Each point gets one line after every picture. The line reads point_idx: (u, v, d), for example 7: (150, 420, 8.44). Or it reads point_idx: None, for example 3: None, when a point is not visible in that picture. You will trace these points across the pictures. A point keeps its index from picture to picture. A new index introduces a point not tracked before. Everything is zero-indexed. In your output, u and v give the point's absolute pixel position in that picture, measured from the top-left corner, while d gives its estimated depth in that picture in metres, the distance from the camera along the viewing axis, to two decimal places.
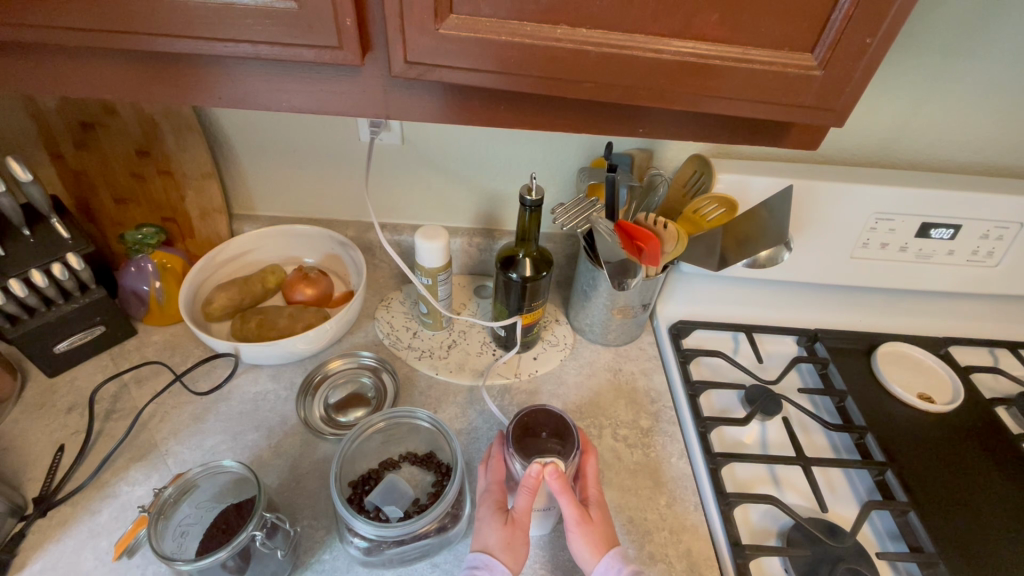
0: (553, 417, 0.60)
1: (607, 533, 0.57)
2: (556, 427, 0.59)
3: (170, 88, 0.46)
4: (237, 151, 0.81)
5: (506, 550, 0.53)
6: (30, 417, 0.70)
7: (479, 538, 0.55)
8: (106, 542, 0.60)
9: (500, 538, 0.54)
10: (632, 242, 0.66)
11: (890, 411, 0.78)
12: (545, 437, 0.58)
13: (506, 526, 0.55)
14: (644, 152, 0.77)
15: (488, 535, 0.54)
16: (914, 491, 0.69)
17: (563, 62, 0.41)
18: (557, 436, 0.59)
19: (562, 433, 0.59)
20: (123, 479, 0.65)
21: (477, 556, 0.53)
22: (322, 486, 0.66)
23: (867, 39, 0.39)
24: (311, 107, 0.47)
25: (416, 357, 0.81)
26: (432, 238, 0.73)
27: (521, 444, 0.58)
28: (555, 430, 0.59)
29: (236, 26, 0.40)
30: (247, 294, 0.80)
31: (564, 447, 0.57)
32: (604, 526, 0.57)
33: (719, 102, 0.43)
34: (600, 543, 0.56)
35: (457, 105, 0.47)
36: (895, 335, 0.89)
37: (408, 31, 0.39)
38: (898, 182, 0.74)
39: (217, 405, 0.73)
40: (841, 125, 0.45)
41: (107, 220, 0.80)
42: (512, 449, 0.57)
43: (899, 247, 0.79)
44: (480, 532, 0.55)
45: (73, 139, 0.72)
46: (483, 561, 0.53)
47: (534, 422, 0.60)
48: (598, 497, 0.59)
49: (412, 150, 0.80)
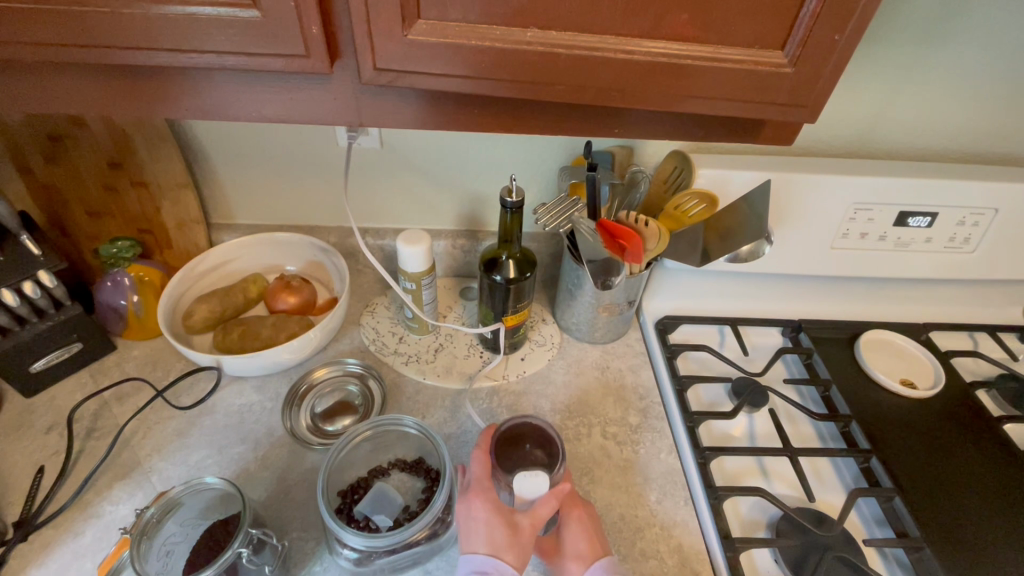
0: (536, 429, 0.65)
1: (591, 542, 0.58)
2: (540, 439, 0.64)
3: (136, 100, 0.45)
4: (212, 160, 0.79)
5: (511, 552, 0.53)
6: (8, 439, 0.68)
7: (482, 542, 0.53)
8: (90, 564, 0.59)
9: (503, 541, 0.53)
10: (614, 241, 0.66)
11: (874, 398, 0.79)
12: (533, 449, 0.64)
13: (509, 526, 0.54)
14: (623, 150, 0.77)
15: (491, 538, 0.53)
16: (897, 476, 0.70)
17: (536, 66, 0.40)
18: (541, 445, 0.64)
19: (546, 443, 0.63)
20: (106, 498, 0.64)
21: (484, 560, 0.52)
22: (310, 497, 0.66)
23: (836, 35, 0.39)
24: (282, 116, 0.47)
25: (403, 362, 0.81)
26: (413, 243, 0.72)
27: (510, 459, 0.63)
28: (540, 444, 0.64)
29: (199, 36, 0.39)
30: (229, 305, 0.79)
31: (548, 456, 0.62)
32: (587, 535, 0.58)
33: (693, 101, 0.43)
34: (582, 557, 0.57)
35: (430, 110, 0.46)
36: (877, 322, 0.90)
37: (376, 38, 0.39)
38: (875, 171, 0.75)
39: (201, 419, 0.72)
40: (814, 121, 0.45)
41: (81, 234, 0.79)
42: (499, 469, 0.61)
43: (878, 236, 0.80)
44: (483, 536, 0.53)
45: (39, 153, 0.71)
46: (494, 568, 0.51)
47: (518, 433, 0.65)
48: (580, 508, 0.61)
49: (391, 153, 0.79)
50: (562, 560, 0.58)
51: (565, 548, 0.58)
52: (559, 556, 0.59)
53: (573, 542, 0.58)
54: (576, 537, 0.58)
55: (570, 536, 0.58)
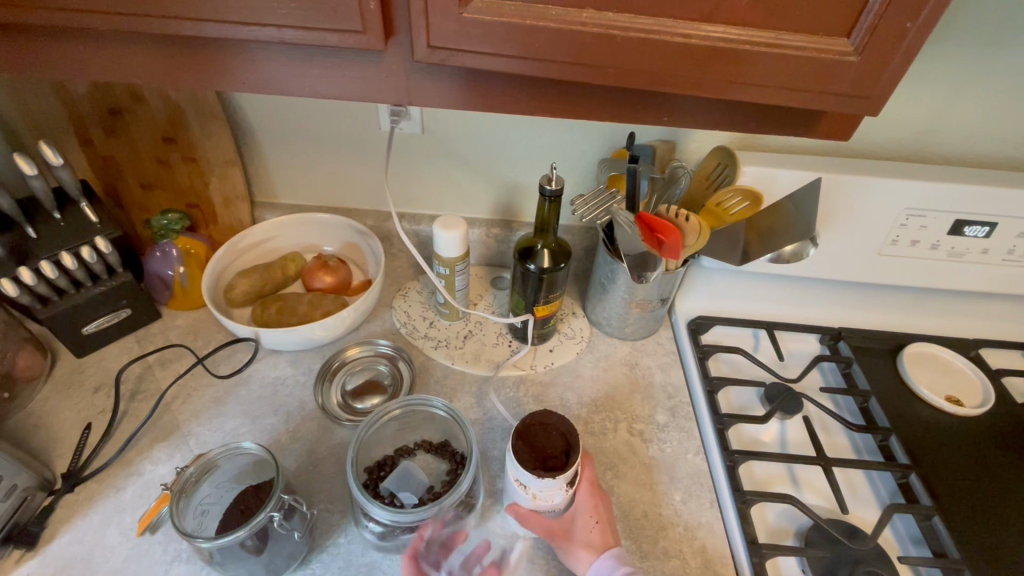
0: (558, 419, 0.59)
1: (604, 533, 0.58)
2: (562, 430, 0.59)
3: (195, 72, 0.46)
4: (259, 139, 0.82)
5: None
6: (59, 395, 0.72)
7: None
8: (130, 518, 0.62)
9: None
10: (654, 236, 0.65)
11: (916, 413, 0.76)
12: (551, 433, 0.59)
13: None
14: (666, 144, 0.76)
15: None
16: (938, 494, 0.67)
17: (589, 48, 0.40)
18: (564, 436, 0.58)
19: (568, 436, 0.58)
20: (147, 457, 0.67)
21: None
22: (337, 471, 0.67)
23: (906, 23, 0.37)
24: (334, 93, 0.48)
25: (432, 347, 0.81)
26: (450, 228, 0.73)
27: (526, 444, 0.58)
28: (559, 430, 0.59)
29: (261, 11, 0.40)
30: (268, 280, 0.81)
31: (567, 447, 0.57)
32: (601, 526, 0.59)
33: (750, 89, 0.42)
34: (592, 546, 0.58)
35: (479, 92, 0.46)
36: (922, 335, 0.86)
37: (432, 16, 0.39)
38: (931, 177, 0.72)
39: (237, 388, 0.74)
40: (877, 114, 0.43)
41: (133, 206, 0.82)
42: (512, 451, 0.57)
43: (930, 245, 0.76)
44: None
45: (101, 126, 0.74)
46: None
47: (542, 424, 0.59)
48: (598, 498, 0.60)
49: (432, 139, 0.80)
50: (571, 546, 0.58)
51: (576, 535, 0.58)
52: (569, 542, 0.58)
53: (586, 531, 0.58)
54: (589, 528, 0.58)
55: (583, 525, 0.58)
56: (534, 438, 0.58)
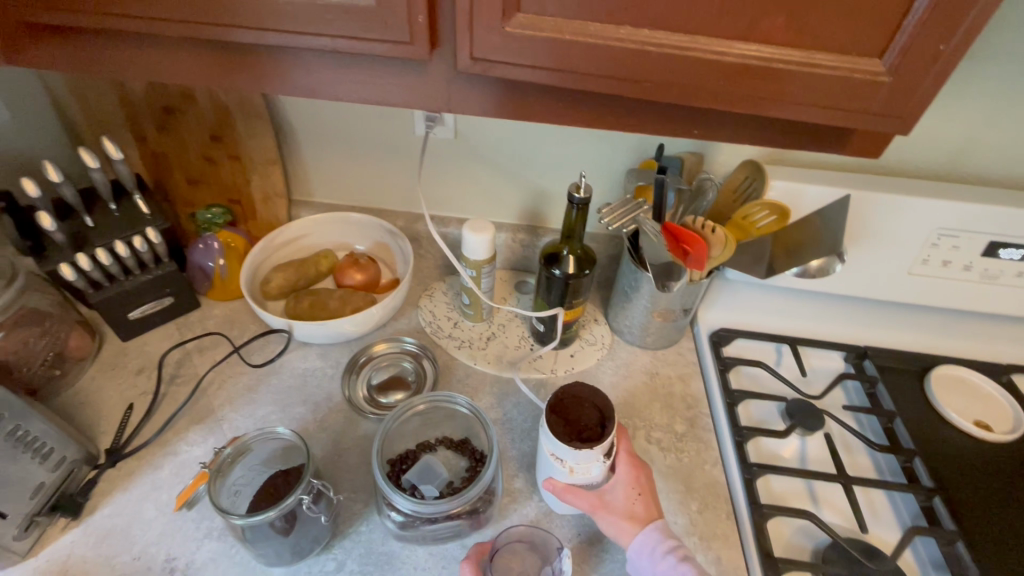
0: (592, 391, 0.60)
1: (647, 506, 0.60)
2: (596, 402, 0.60)
3: (251, 76, 0.50)
4: (300, 140, 0.85)
5: None
6: (105, 375, 0.76)
7: None
8: (166, 495, 0.65)
9: None
10: (678, 245, 0.66)
11: (941, 436, 0.75)
12: (585, 406, 0.60)
13: None
14: (694, 156, 0.76)
15: None
16: (962, 520, 0.66)
17: (625, 63, 0.41)
18: (599, 408, 0.59)
19: (603, 408, 0.59)
20: (183, 438, 0.70)
21: None
22: (361, 462, 0.70)
23: (939, 45, 0.38)
24: (378, 99, 0.50)
25: (456, 346, 0.83)
26: (479, 231, 0.75)
27: (560, 417, 0.59)
28: (592, 402, 0.60)
29: (318, 22, 0.43)
30: (302, 275, 0.85)
31: (602, 420, 0.58)
32: (643, 499, 0.60)
33: (781, 106, 0.43)
34: (636, 518, 0.59)
35: (516, 102, 0.49)
36: (952, 357, 0.85)
37: (476, 29, 0.41)
38: (965, 197, 0.71)
39: (269, 377, 0.77)
40: (908, 133, 0.43)
41: (180, 200, 0.87)
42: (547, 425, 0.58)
43: (963, 265, 0.75)
44: None
45: (155, 123, 0.79)
46: None
47: (576, 396, 0.60)
48: (637, 469, 0.61)
49: (464, 144, 0.82)
50: (615, 518, 0.59)
51: (619, 507, 0.59)
52: (611, 515, 0.59)
53: (629, 502, 0.59)
54: (633, 499, 0.59)
55: (626, 496, 0.59)
56: (568, 412, 0.59)
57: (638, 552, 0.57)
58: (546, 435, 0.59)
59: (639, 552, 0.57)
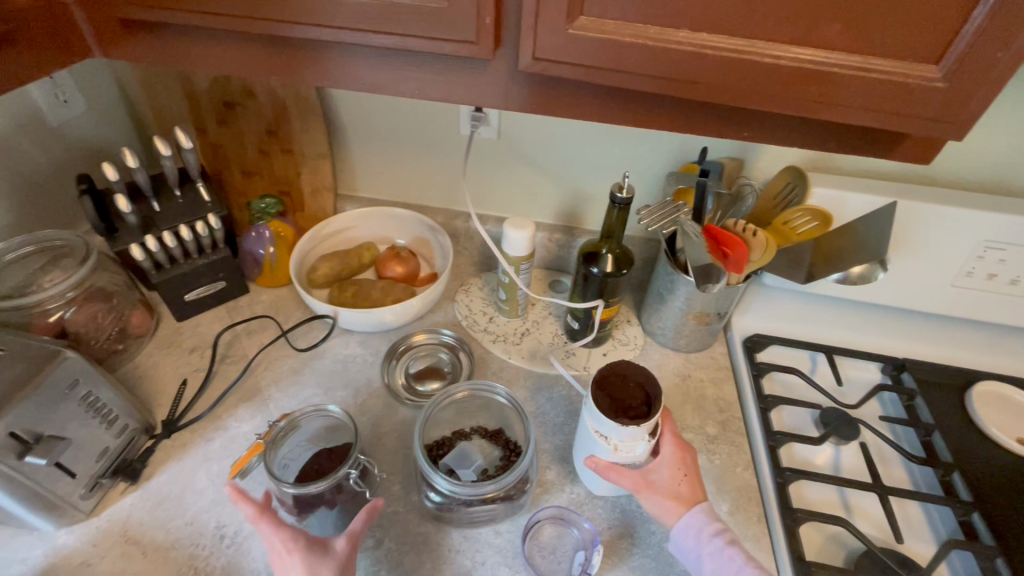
0: (638, 368, 0.61)
1: (693, 487, 0.61)
2: (640, 380, 0.61)
3: (320, 71, 0.53)
4: (350, 136, 0.89)
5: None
6: (161, 352, 0.81)
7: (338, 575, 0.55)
8: (216, 466, 0.69)
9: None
10: (718, 247, 0.67)
11: (982, 451, 0.73)
12: (629, 384, 0.61)
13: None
14: (735, 161, 0.77)
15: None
16: (1004, 536, 0.65)
17: (682, 64, 0.43)
18: (643, 386, 0.60)
19: (647, 386, 0.60)
20: (233, 415, 0.74)
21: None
22: (399, 446, 0.72)
23: (997, 53, 0.39)
24: (438, 96, 0.53)
25: (491, 340, 0.86)
26: (520, 228, 0.77)
27: (604, 393, 0.61)
28: (637, 380, 0.61)
29: (390, 22, 0.46)
30: (346, 265, 0.88)
31: (647, 398, 0.59)
32: (689, 480, 0.61)
33: (833, 110, 0.44)
34: (682, 499, 0.60)
35: (570, 101, 0.51)
36: (994, 374, 0.83)
37: (540, 30, 0.43)
38: (1014, 209, 0.70)
39: (312, 361, 0.81)
40: (960, 139, 0.44)
41: (235, 190, 0.91)
42: (592, 401, 0.60)
43: (1009, 279, 0.74)
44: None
45: (218, 117, 0.84)
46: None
47: (621, 373, 0.62)
48: (683, 450, 0.62)
49: (507, 144, 0.85)
50: (660, 496, 0.60)
51: (664, 486, 0.60)
52: (656, 493, 0.60)
53: (674, 483, 0.60)
54: (678, 480, 0.60)
55: (671, 476, 0.60)
56: (612, 389, 0.61)
57: (683, 532, 0.58)
58: (591, 412, 0.60)
59: (684, 532, 0.58)
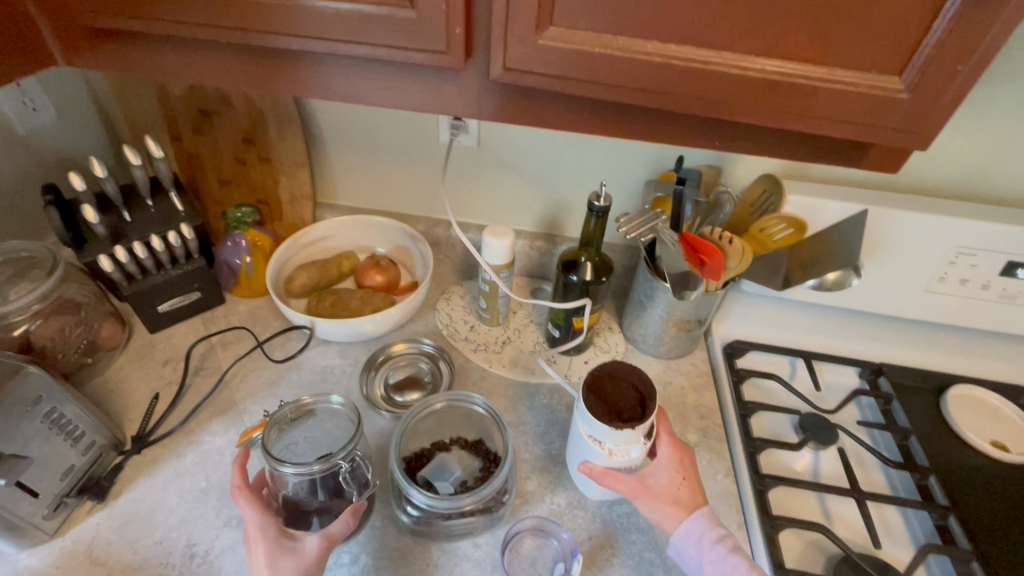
0: (630, 369, 0.62)
1: (693, 491, 0.60)
2: (634, 381, 0.61)
3: (292, 80, 0.52)
4: (328, 144, 0.88)
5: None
6: (133, 365, 0.79)
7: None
8: (188, 482, 0.67)
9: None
10: (695, 254, 0.68)
11: (957, 455, 0.74)
12: (623, 385, 0.61)
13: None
14: (712, 169, 0.78)
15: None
16: (977, 539, 0.66)
17: (652, 75, 0.43)
18: (637, 388, 0.61)
19: (642, 388, 0.60)
20: (206, 429, 0.72)
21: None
22: (377, 458, 0.71)
23: (957, 65, 0.39)
24: (411, 104, 0.52)
25: (471, 349, 0.85)
26: (499, 236, 0.77)
27: (597, 397, 0.60)
28: (630, 382, 0.61)
29: (360, 31, 0.46)
30: (325, 274, 0.87)
31: (642, 399, 0.60)
32: (688, 484, 0.60)
33: (802, 120, 0.44)
34: (682, 504, 0.59)
35: (543, 110, 0.51)
36: (967, 377, 0.84)
37: (510, 40, 0.43)
38: (983, 216, 0.71)
39: (289, 373, 0.79)
40: (926, 149, 0.44)
41: (211, 199, 0.90)
42: (584, 405, 0.59)
43: (980, 285, 0.75)
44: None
45: (193, 125, 0.82)
46: None
47: (615, 373, 0.62)
48: (681, 453, 0.62)
49: (487, 152, 0.85)
50: (658, 501, 0.59)
51: (662, 491, 0.59)
52: (654, 499, 0.59)
53: (673, 487, 0.60)
54: (678, 484, 0.60)
55: (670, 480, 0.60)
56: (605, 392, 0.61)
57: (684, 539, 0.58)
58: (584, 416, 0.60)
59: (685, 538, 0.57)
